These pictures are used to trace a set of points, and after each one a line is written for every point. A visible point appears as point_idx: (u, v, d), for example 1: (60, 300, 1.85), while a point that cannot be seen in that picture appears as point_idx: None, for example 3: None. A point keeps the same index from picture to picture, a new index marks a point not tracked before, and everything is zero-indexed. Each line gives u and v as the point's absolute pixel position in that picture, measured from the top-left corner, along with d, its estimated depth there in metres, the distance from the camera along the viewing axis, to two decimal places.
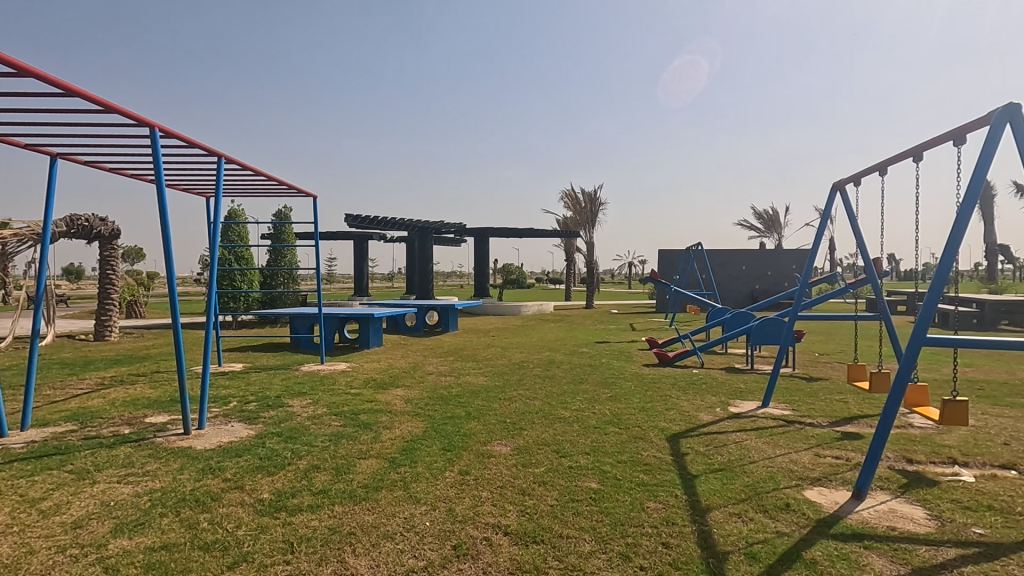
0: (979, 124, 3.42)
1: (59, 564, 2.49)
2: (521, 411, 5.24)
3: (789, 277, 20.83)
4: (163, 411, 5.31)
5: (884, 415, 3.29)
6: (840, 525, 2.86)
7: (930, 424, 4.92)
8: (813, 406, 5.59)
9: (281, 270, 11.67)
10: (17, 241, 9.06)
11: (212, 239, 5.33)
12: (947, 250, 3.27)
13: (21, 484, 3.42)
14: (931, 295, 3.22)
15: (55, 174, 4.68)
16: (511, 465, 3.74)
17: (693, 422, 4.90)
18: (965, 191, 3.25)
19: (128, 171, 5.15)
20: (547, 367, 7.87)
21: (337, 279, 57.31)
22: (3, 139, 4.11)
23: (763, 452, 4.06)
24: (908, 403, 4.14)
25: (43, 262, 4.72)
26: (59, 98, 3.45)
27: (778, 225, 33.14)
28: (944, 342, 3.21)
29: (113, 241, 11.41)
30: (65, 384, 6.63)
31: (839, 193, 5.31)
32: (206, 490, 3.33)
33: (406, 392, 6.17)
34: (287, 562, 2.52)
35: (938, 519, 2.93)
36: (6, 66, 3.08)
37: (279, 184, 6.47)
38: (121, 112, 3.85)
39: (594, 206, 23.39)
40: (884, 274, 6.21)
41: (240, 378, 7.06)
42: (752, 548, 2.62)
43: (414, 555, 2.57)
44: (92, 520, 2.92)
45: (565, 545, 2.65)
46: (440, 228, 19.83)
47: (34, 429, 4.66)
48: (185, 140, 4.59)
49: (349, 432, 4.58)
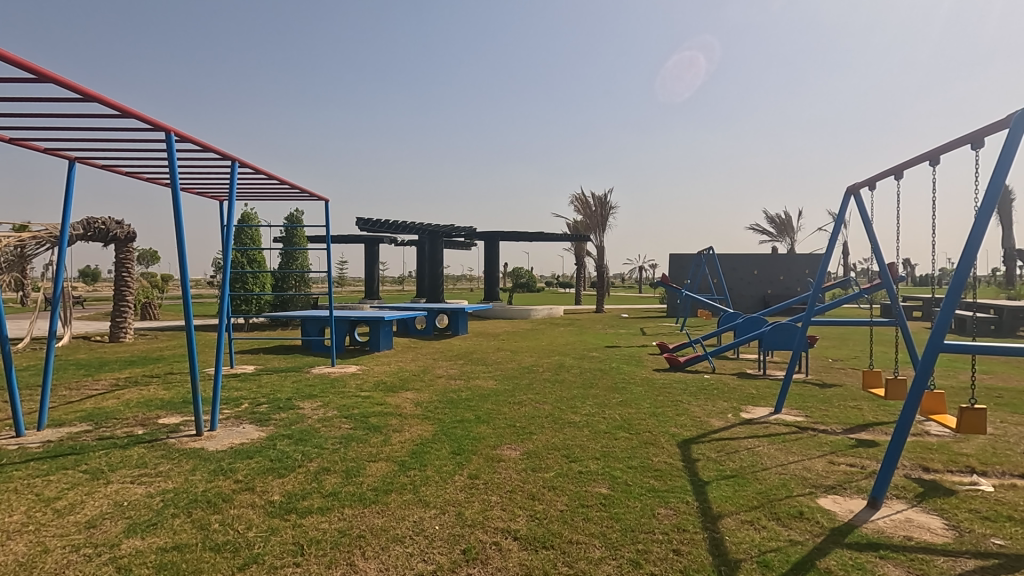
0: (997, 128, 3.36)
1: (73, 564, 2.51)
2: (531, 415, 5.24)
3: (801, 281, 20.62)
4: (176, 412, 5.37)
5: (899, 423, 3.24)
6: (855, 534, 2.81)
7: (948, 432, 4.83)
8: (827, 412, 5.52)
9: (294, 271, 10.80)
10: (36, 243, 9.24)
11: (225, 242, 5.36)
12: (964, 256, 3.22)
13: (36, 483, 3.45)
14: (948, 300, 3.16)
15: (72, 177, 4.76)
16: (520, 470, 3.73)
17: (704, 428, 4.85)
18: (984, 195, 3.19)
19: (143, 174, 5.22)
20: (556, 371, 7.85)
21: (346, 281, 57.75)
22: (24, 144, 4.21)
23: (775, 459, 4.01)
24: (924, 410, 4.07)
25: (61, 262, 4.77)
26: (77, 103, 3.51)
27: (791, 229, 32.88)
28: (963, 349, 3.15)
29: (130, 244, 11.57)
30: (79, 384, 6.70)
31: (853, 197, 5.23)
32: (218, 491, 3.35)
33: (416, 395, 6.18)
34: (296, 564, 2.52)
35: (956, 530, 2.88)
36: (26, 71, 3.14)
37: (291, 187, 6.54)
38: (136, 117, 3.90)
39: (604, 210, 23.37)
40: (900, 280, 6.11)
41: (251, 380, 7.09)
42: (765, 556, 2.59)
43: (424, 559, 2.57)
44: (106, 520, 2.95)
45: (575, 550, 2.64)
46: (451, 231, 19.86)
47: (50, 429, 4.72)
48: (200, 144, 4.65)
49: (360, 434, 4.60)
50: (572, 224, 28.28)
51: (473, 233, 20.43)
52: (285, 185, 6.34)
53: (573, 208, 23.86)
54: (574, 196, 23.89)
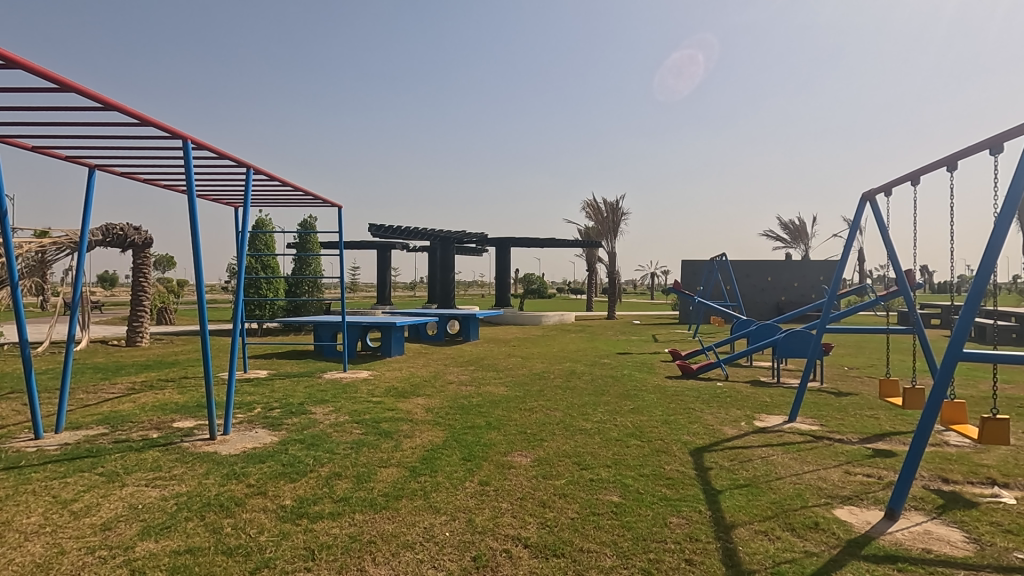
0: (1015, 134, 3.33)
1: (88, 565, 2.54)
2: (542, 422, 5.22)
3: (816, 288, 20.44)
4: (190, 417, 5.41)
5: (918, 434, 3.18)
6: (872, 546, 2.76)
7: (968, 442, 4.74)
8: (843, 421, 5.43)
9: (307, 275, 10.58)
10: (55, 249, 9.44)
11: (241, 247, 5.43)
12: (983, 264, 3.17)
13: (53, 485, 3.51)
14: (967, 307, 3.11)
15: (92, 184, 4.86)
16: (531, 477, 3.71)
17: (717, 436, 4.80)
18: (1002, 202, 3.14)
19: (160, 181, 5.32)
20: (568, 378, 7.81)
21: (359, 287, 58.18)
22: (45, 152, 4.32)
23: (789, 468, 3.95)
24: (944, 420, 4.01)
25: (80, 267, 4.85)
26: (97, 110, 3.60)
27: (805, 236, 32.52)
28: (983, 358, 3.07)
29: (147, 249, 11.76)
30: (97, 387, 6.85)
31: (869, 203, 5.18)
32: (231, 495, 3.38)
33: (426, 401, 6.19)
34: (309, 569, 2.53)
35: (976, 543, 2.81)
36: (50, 82, 3.23)
37: (304, 193, 6.63)
38: (155, 125, 3.99)
39: (615, 216, 23.26)
40: (917, 287, 5.99)
41: (264, 385, 7.13)
42: (779, 567, 2.55)
43: (434, 565, 2.56)
44: (121, 522, 2.98)
45: (586, 559, 2.61)
46: (462, 237, 19.85)
47: (67, 432, 4.77)
48: (215, 152, 4.73)
49: (371, 440, 4.60)
50: (584, 230, 28.17)
51: (485, 239, 20.46)
52: (298, 191, 6.43)
53: (585, 215, 23.83)
54: (585, 203, 23.84)
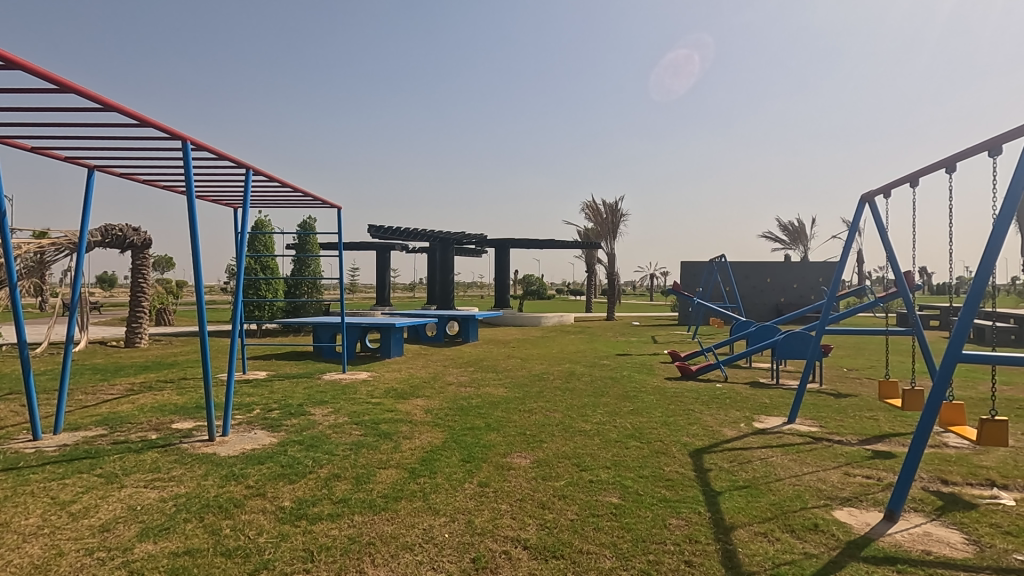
0: (1014, 135, 3.33)
1: (87, 567, 2.54)
2: (541, 423, 5.22)
3: (815, 290, 20.45)
4: (190, 418, 5.40)
5: (917, 435, 3.17)
6: (872, 547, 2.76)
7: (967, 444, 4.74)
8: (842, 423, 5.43)
9: (305, 277, 10.31)
10: (54, 249, 9.43)
11: (241, 248, 5.43)
12: (983, 265, 3.17)
13: (52, 486, 3.50)
14: (966, 308, 3.11)
15: (91, 185, 4.86)
16: (531, 478, 3.71)
17: (716, 437, 4.80)
18: (1002, 204, 3.14)
19: (160, 182, 5.32)
20: (567, 379, 7.81)
21: (358, 289, 58.18)
22: (45, 153, 4.32)
23: (789, 470, 3.96)
24: (942, 421, 4.02)
25: (79, 267, 4.84)
26: (97, 111, 3.60)
27: (804, 237, 32.57)
28: (983, 360, 3.07)
29: (146, 250, 11.75)
30: (97, 388, 6.85)
31: (868, 205, 5.18)
32: (230, 496, 3.37)
33: (426, 402, 6.19)
34: (308, 570, 2.53)
35: (976, 545, 2.81)
36: (49, 83, 3.23)
37: (304, 194, 6.63)
38: (155, 126, 3.99)
39: (615, 217, 23.28)
40: (916, 288, 5.99)
41: (263, 386, 7.13)
42: (779, 569, 2.55)
43: (434, 566, 2.56)
44: (119, 523, 2.98)
45: (585, 560, 2.61)
46: (462, 238, 19.84)
47: (66, 433, 4.76)
48: (215, 153, 4.73)
49: (370, 441, 4.60)
50: (583, 231, 28.20)
51: (484, 240, 20.47)
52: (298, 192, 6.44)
53: (585, 216, 23.85)
54: (585, 203, 23.84)
